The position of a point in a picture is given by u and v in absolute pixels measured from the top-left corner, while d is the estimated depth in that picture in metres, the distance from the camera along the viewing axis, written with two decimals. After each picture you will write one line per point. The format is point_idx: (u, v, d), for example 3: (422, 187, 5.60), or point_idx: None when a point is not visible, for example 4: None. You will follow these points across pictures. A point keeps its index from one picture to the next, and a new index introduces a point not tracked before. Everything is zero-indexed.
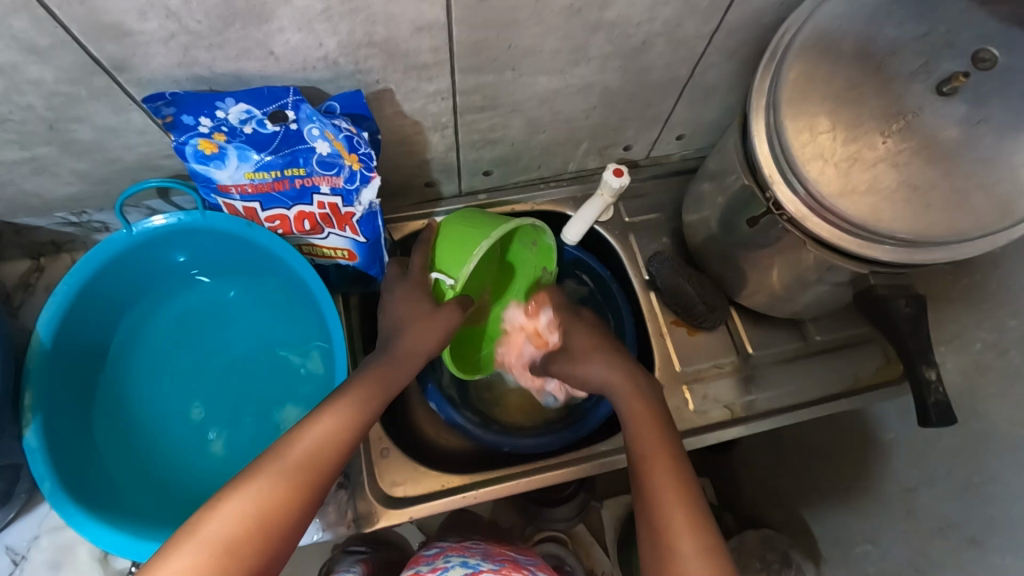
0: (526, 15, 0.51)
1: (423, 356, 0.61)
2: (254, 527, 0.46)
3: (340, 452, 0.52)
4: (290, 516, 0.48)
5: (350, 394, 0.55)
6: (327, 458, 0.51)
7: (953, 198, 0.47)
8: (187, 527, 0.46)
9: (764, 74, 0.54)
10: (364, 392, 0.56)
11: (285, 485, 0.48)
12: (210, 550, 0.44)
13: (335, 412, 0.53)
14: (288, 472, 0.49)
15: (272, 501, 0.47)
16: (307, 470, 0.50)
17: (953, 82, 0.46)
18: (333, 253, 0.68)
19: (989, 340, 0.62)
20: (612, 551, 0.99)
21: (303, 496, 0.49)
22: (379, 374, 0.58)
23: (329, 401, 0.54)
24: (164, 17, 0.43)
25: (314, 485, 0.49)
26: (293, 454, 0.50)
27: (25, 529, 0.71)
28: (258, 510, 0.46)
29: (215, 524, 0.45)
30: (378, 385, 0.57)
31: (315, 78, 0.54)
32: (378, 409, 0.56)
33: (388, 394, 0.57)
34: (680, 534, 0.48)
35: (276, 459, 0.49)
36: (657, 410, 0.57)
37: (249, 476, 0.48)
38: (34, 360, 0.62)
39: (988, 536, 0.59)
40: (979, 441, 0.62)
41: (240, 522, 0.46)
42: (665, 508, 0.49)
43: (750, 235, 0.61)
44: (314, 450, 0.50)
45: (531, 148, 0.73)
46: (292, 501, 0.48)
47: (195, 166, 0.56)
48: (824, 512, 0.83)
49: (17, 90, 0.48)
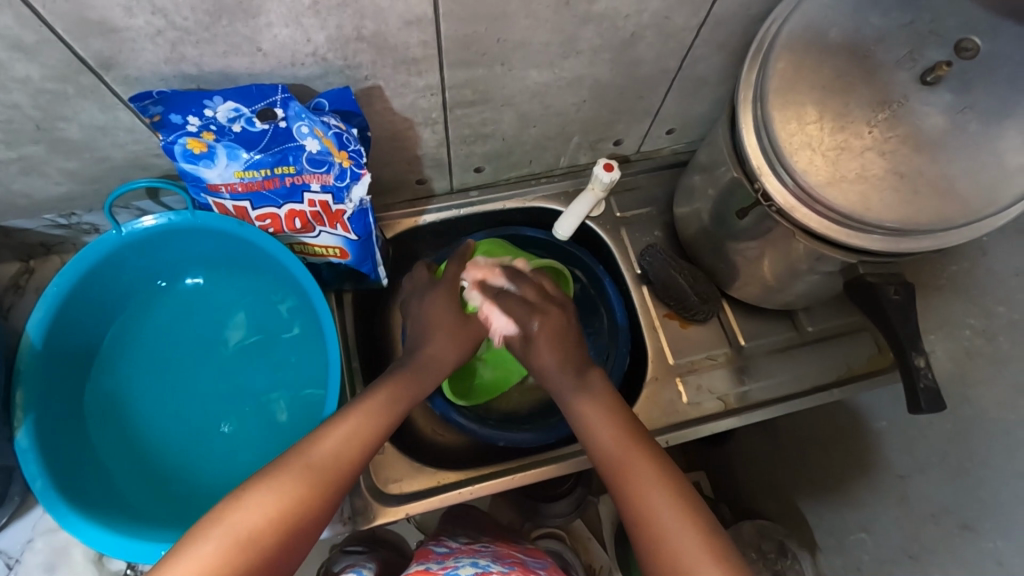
0: (515, 7, 0.51)
1: (436, 360, 0.61)
2: (276, 522, 0.46)
3: (364, 453, 0.53)
4: (311, 514, 0.48)
5: (376, 395, 0.56)
6: (351, 458, 0.51)
7: (940, 186, 0.48)
8: (210, 516, 0.46)
9: (751, 65, 0.55)
10: (390, 395, 0.57)
11: (309, 483, 0.49)
12: (233, 539, 0.45)
13: (362, 413, 0.54)
14: (313, 469, 0.49)
15: (296, 497, 0.48)
16: (332, 468, 0.50)
17: (937, 71, 0.46)
18: (324, 251, 0.68)
19: (977, 327, 0.63)
20: (609, 544, 0.99)
21: (326, 494, 0.49)
22: (401, 380, 0.58)
23: (356, 402, 0.55)
24: (151, 13, 0.43)
25: (337, 485, 0.50)
26: (319, 452, 0.50)
27: (19, 532, 0.70)
28: (283, 506, 0.47)
29: (240, 515, 0.46)
30: (401, 389, 0.58)
31: (304, 74, 0.54)
32: (404, 413, 0.57)
33: (415, 396, 0.59)
34: (678, 534, 0.49)
35: (303, 456, 0.50)
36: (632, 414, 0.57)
37: (276, 473, 0.48)
38: (25, 360, 0.62)
39: (980, 521, 0.60)
40: (970, 427, 0.62)
41: (266, 515, 0.46)
42: (654, 511, 0.50)
43: (741, 227, 0.62)
44: (338, 450, 0.51)
45: (522, 142, 0.73)
46: (316, 499, 0.48)
47: (184, 166, 0.55)
48: (818, 501, 0.83)
49: (3, 88, 0.48)
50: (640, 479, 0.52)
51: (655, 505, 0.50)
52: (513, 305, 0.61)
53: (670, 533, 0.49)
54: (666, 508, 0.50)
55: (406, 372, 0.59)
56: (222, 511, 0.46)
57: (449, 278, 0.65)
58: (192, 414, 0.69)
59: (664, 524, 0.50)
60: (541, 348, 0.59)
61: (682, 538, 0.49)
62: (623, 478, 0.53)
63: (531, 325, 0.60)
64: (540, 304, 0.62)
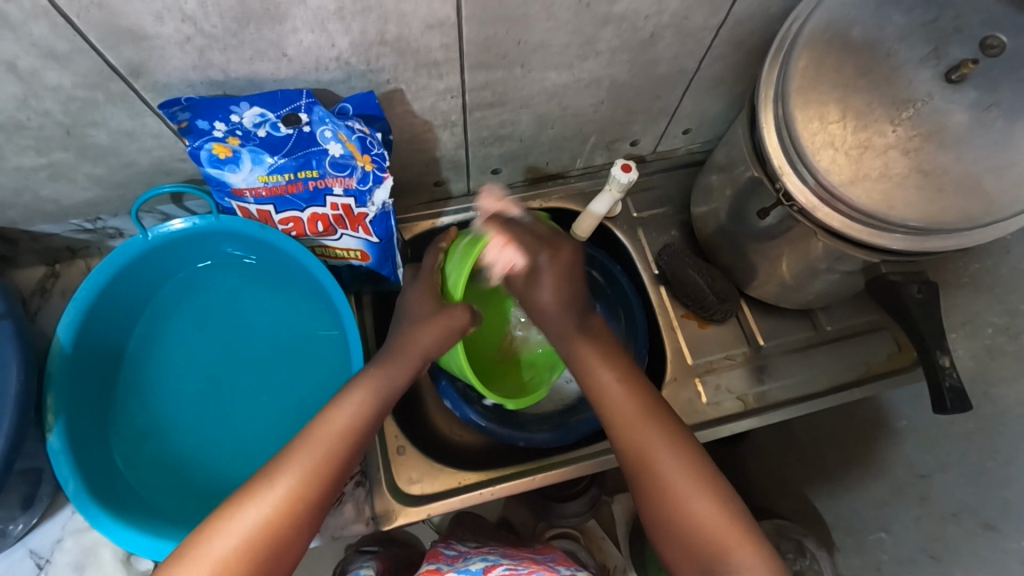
0: (536, 9, 0.51)
1: (424, 355, 0.59)
2: (250, 550, 0.46)
3: (333, 474, 0.50)
4: (288, 534, 0.47)
5: (345, 405, 0.54)
6: (319, 480, 0.49)
7: (964, 183, 0.47)
8: (181, 550, 0.46)
9: (771, 64, 0.54)
10: (354, 402, 0.54)
11: (277, 502, 0.47)
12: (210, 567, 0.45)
13: (327, 423, 0.52)
14: (279, 492, 0.48)
15: (266, 521, 0.47)
16: (300, 488, 0.48)
17: (962, 69, 0.46)
18: (346, 254, 0.69)
19: (1000, 325, 0.62)
20: (623, 544, 1.00)
21: (299, 515, 0.48)
22: (370, 380, 0.56)
23: (339, 398, 0.54)
24: (181, 20, 0.44)
25: (309, 506, 0.48)
26: (284, 472, 0.49)
27: (49, 531, 0.71)
28: (254, 532, 0.46)
29: (222, 539, 0.46)
30: (374, 387, 0.55)
31: (327, 78, 0.54)
32: (374, 418, 0.54)
33: (393, 392, 0.56)
34: (698, 513, 0.50)
35: (267, 479, 0.48)
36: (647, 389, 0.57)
37: (259, 489, 0.48)
38: (56, 364, 0.62)
39: (1002, 520, 0.60)
40: (993, 425, 0.62)
41: (237, 541, 0.46)
42: (675, 486, 0.51)
43: (761, 227, 0.62)
44: (303, 468, 0.49)
45: (540, 143, 0.74)
46: (287, 522, 0.47)
47: (210, 170, 0.57)
48: (835, 498, 0.83)
49: (35, 96, 0.49)
50: (665, 461, 0.52)
51: (690, 498, 0.51)
52: (524, 237, 0.62)
53: (691, 507, 0.50)
54: (700, 499, 0.50)
55: (377, 373, 0.56)
56: (191, 545, 0.46)
57: (426, 268, 0.63)
58: (218, 411, 0.70)
59: (686, 500, 0.51)
60: (546, 282, 0.62)
61: (709, 514, 0.50)
62: (642, 452, 0.53)
63: (539, 258, 0.62)
64: (550, 239, 0.63)
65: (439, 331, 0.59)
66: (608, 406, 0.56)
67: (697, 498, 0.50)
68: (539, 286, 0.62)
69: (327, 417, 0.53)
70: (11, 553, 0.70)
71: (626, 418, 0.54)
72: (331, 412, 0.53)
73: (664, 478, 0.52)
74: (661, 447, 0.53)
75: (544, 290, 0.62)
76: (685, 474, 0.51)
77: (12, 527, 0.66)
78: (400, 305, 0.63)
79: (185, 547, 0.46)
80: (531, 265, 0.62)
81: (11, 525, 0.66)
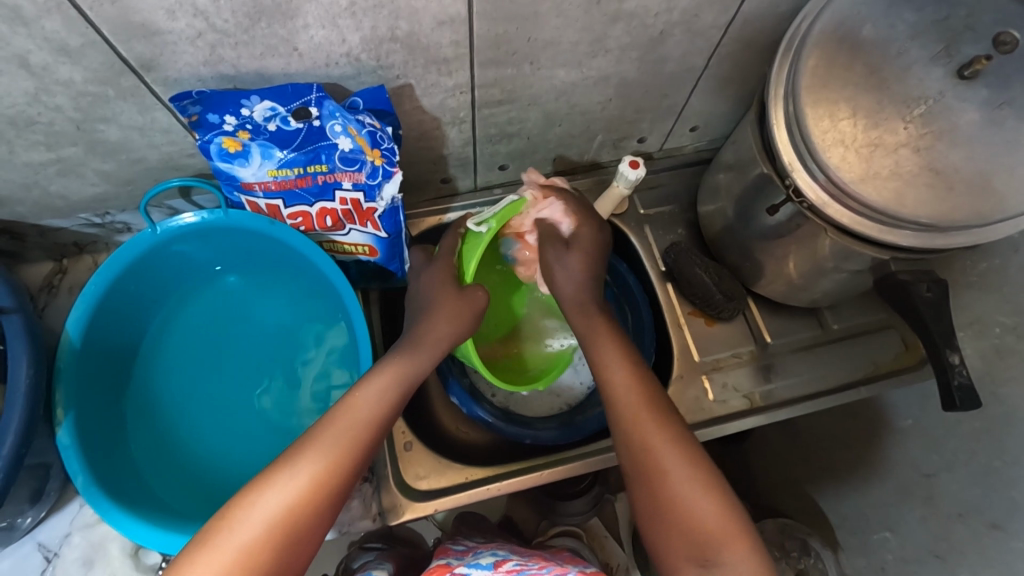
0: (547, 6, 0.51)
1: (447, 342, 0.59)
2: (271, 539, 0.45)
3: (353, 463, 0.50)
4: (307, 524, 0.47)
5: (364, 392, 0.53)
6: (342, 466, 0.49)
7: (975, 182, 0.47)
8: (200, 537, 0.46)
9: (781, 62, 0.54)
10: (377, 389, 0.54)
11: (299, 491, 0.47)
12: (232, 556, 0.44)
13: (351, 411, 0.52)
14: (301, 479, 0.48)
15: (286, 510, 0.46)
16: (323, 475, 0.48)
17: (975, 66, 0.46)
18: (353, 249, 0.69)
19: (1009, 324, 0.62)
20: (626, 542, 1.00)
21: (323, 504, 0.48)
22: (393, 369, 0.55)
23: (365, 381, 0.54)
24: (192, 16, 0.44)
25: (332, 493, 0.48)
26: (307, 460, 0.49)
27: (57, 526, 0.72)
28: (272, 520, 0.46)
29: (241, 528, 0.45)
30: (396, 378, 0.55)
31: (337, 75, 0.54)
32: (398, 406, 0.54)
33: (413, 385, 0.56)
34: (701, 510, 0.49)
35: (290, 467, 0.48)
36: (654, 389, 0.56)
37: (279, 473, 0.48)
38: (65, 359, 0.62)
39: (1009, 521, 0.60)
40: (1001, 424, 0.62)
41: (258, 530, 0.45)
42: (677, 483, 0.50)
43: (769, 226, 0.61)
44: (324, 457, 0.49)
45: (547, 140, 0.74)
46: (306, 512, 0.47)
47: (219, 165, 0.57)
48: (841, 497, 0.83)
49: (46, 92, 0.49)
50: (669, 459, 0.51)
51: (688, 499, 0.49)
52: (572, 203, 0.65)
53: (693, 505, 0.49)
54: (700, 500, 0.49)
55: (400, 361, 0.56)
56: (211, 532, 0.46)
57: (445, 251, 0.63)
58: (224, 406, 0.70)
59: (686, 498, 0.50)
60: (576, 258, 0.62)
61: (709, 510, 0.49)
62: (643, 450, 0.52)
63: (581, 227, 0.64)
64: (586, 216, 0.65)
65: (453, 321, 0.59)
66: (616, 401, 0.55)
67: (699, 497, 0.49)
68: (568, 259, 0.62)
69: (349, 404, 0.52)
70: (19, 548, 0.70)
71: (633, 416, 0.54)
72: (353, 401, 0.52)
73: (667, 479, 0.50)
74: (665, 444, 0.52)
75: (575, 262, 0.62)
76: (688, 472, 0.51)
77: (21, 522, 0.67)
78: (413, 290, 0.63)
79: (204, 534, 0.46)
80: (572, 234, 0.64)
81: (20, 519, 0.66)
